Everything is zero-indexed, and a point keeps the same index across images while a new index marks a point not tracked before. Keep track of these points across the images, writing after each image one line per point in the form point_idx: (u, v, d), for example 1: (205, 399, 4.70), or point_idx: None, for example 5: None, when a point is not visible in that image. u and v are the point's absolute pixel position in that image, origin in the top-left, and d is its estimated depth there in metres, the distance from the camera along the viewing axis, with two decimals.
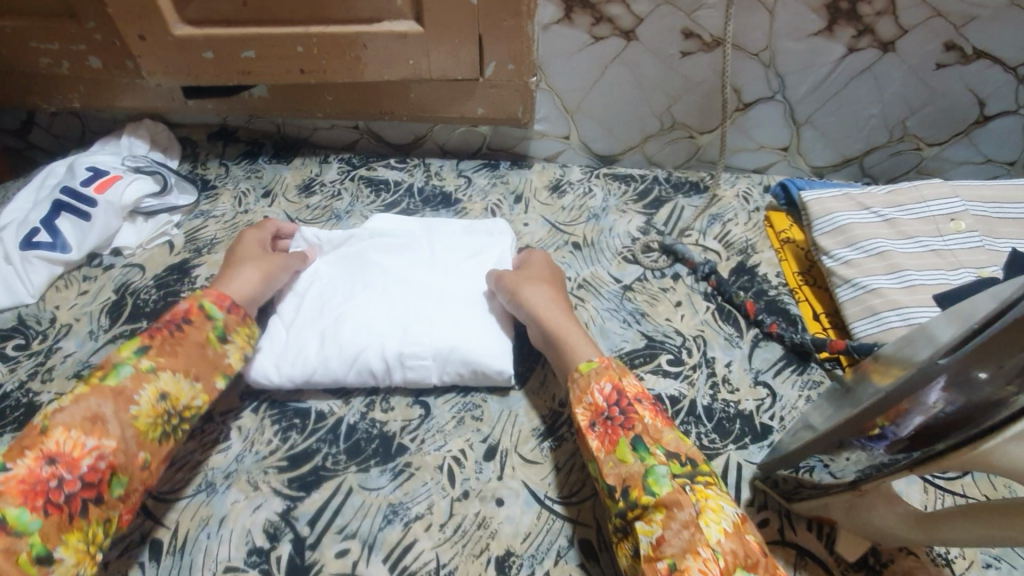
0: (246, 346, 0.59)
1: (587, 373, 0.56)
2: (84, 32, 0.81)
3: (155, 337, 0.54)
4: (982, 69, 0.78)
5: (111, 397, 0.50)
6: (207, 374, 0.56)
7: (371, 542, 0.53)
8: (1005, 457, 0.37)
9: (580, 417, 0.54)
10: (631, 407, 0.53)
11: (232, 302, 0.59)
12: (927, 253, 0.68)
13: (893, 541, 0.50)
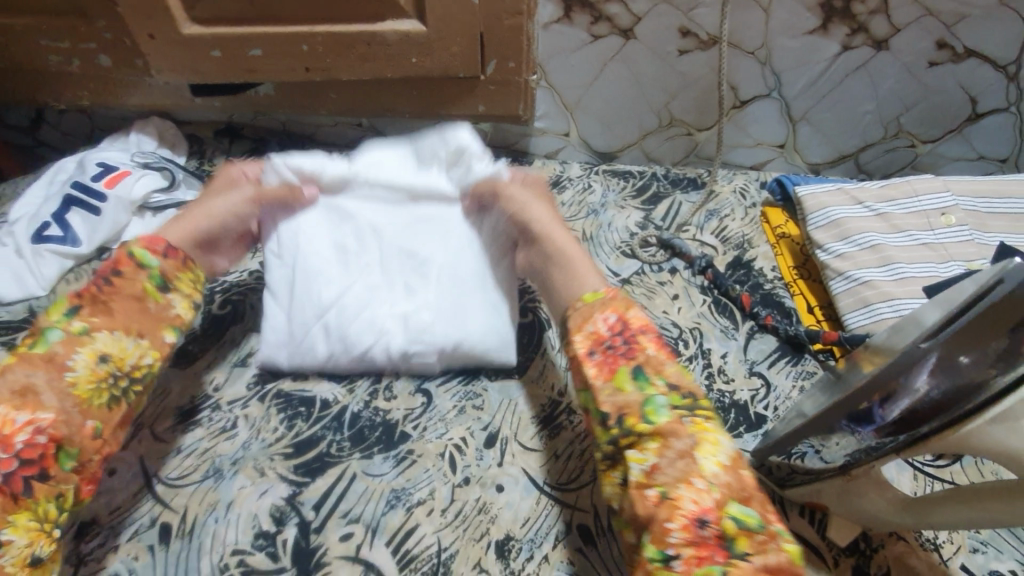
0: (193, 293, 0.57)
1: (591, 304, 0.55)
2: (94, 31, 0.83)
3: (84, 297, 0.52)
4: (975, 66, 0.79)
5: (42, 366, 0.48)
6: (153, 330, 0.54)
7: (374, 526, 0.55)
8: (984, 439, 0.39)
9: (579, 344, 0.53)
10: (635, 338, 0.52)
11: (168, 246, 0.56)
12: (919, 246, 0.69)
13: (882, 525, 0.51)
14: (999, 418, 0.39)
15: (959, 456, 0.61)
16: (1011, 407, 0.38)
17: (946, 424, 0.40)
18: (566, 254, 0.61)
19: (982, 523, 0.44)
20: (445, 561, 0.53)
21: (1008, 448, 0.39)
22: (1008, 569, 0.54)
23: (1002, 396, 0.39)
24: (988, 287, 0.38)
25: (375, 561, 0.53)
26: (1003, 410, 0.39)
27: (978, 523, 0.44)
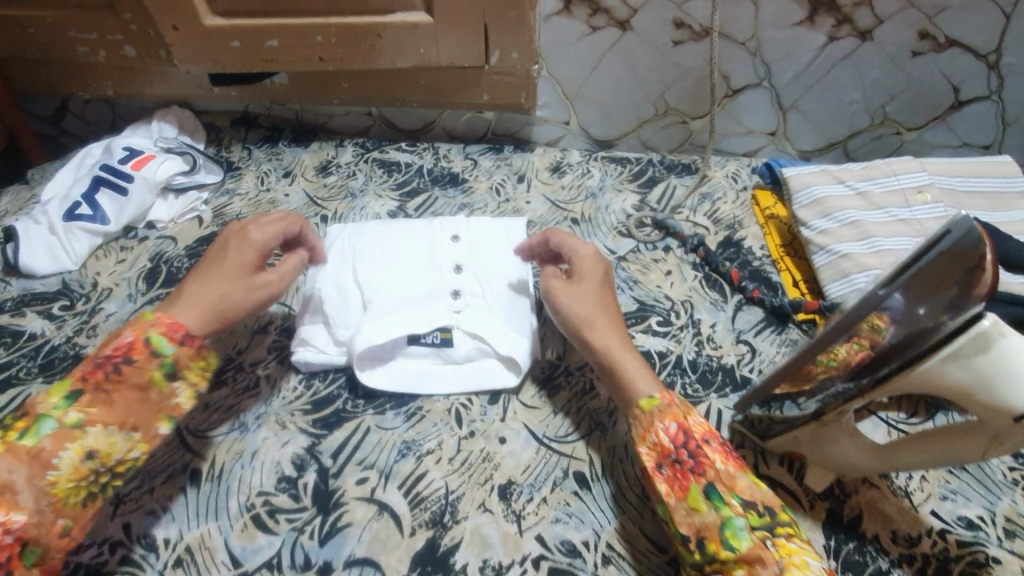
0: (200, 381, 0.54)
1: (649, 411, 0.54)
2: (123, 24, 0.88)
3: (88, 381, 0.49)
4: (955, 56, 0.84)
5: (26, 462, 0.46)
6: (147, 421, 0.51)
7: (387, 472, 0.60)
8: (939, 375, 0.43)
9: (646, 459, 0.53)
10: (701, 450, 0.51)
11: (187, 333, 0.53)
12: (895, 221, 0.74)
13: (854, 469, 0.55)
14: (950, 356, 0.42)
15: (932, 414, 0.65)
16: (961, 346, 0.42)
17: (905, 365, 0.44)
18: (620, 356, 0.59)
19: (943, 459, 0.49)
20: (452, 502, 0.58)
21: (954, 381, 0.43)
22: (976, 515, 0.58)
23: (952, 337, 0.42)
24: (939, 237, 0.44)
25: (388, 501, 0.58)
26: (954, 350, 0.42)
27: (939, 459, 0.49)
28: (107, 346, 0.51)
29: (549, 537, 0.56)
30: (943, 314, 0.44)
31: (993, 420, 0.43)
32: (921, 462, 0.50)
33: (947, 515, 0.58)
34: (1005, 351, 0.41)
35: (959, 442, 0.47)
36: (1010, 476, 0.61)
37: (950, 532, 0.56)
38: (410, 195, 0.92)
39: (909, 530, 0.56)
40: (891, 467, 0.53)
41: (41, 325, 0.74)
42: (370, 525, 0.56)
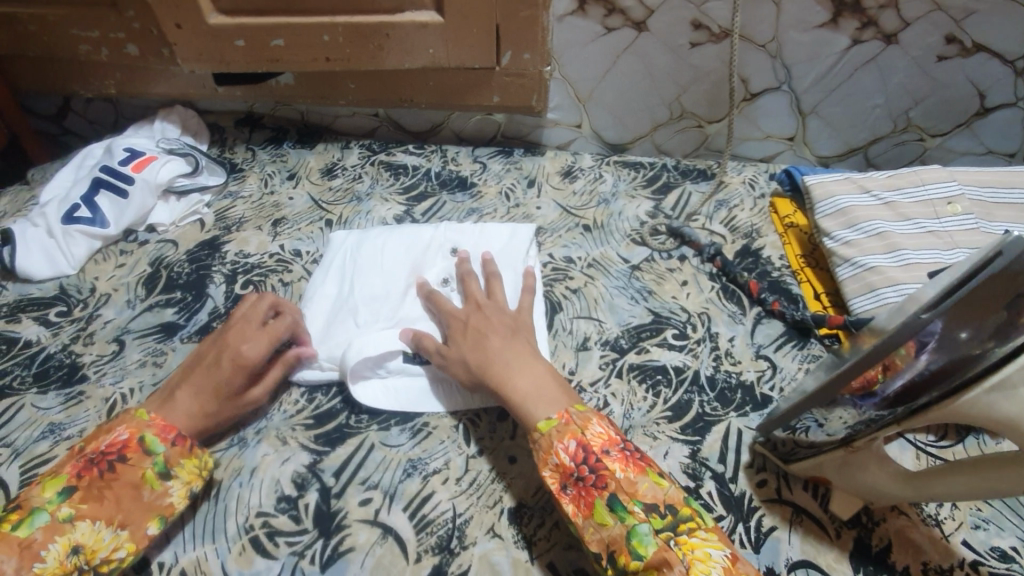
0: (194, 480, 0.54)
1: (547, 434, 0.51)
2: (125, 21, 0.86)
3: (82, 477, 0.50)
4: (983, 61, 0.80)
5: (16, 553, 0.45)
6: (137, 520, 0.51)
7: (392, 492, 0.57)
8: (981, 405, 0.40)
9: (550, 481, 0.50)
10: (600, 463, 0.48)
11: (178, 434, 0.54)
12: (924, 234, 0.71)
13: (885, 498, 0.52)
14: (998, 386, 0.39)
15: (963, 437, 0.62)
16: (1009, 375, 0.39)
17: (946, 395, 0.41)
18: (500, 373, 0.57)
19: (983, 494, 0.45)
20: (460, 526, 0.55)
21: (1000, 414, 0.40)
22: (1010, 546, 0.55)
23: (1000, 365, 0.39)
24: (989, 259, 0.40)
25: (393, 524, 0.55)
26: (1001, 379, 0.39)
27: (979, 493, 0.46)
28: (100, 441, 0.52)
29: (561, 565, 0.53)
30: (990, 341, 0.41)
31: None
32: (957, 494, 0.47)
33: (979, 546, 0.55)
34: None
35: (1001, 476, 0.44)
36: None
37: (982, 565, 0.53)
38: (417, 199, 0.90)
39: (940, 562, 0.53)
40: (924, 497, 0.50)
41: (37, 332, 0.72)
42: (373, 550, 0.53)
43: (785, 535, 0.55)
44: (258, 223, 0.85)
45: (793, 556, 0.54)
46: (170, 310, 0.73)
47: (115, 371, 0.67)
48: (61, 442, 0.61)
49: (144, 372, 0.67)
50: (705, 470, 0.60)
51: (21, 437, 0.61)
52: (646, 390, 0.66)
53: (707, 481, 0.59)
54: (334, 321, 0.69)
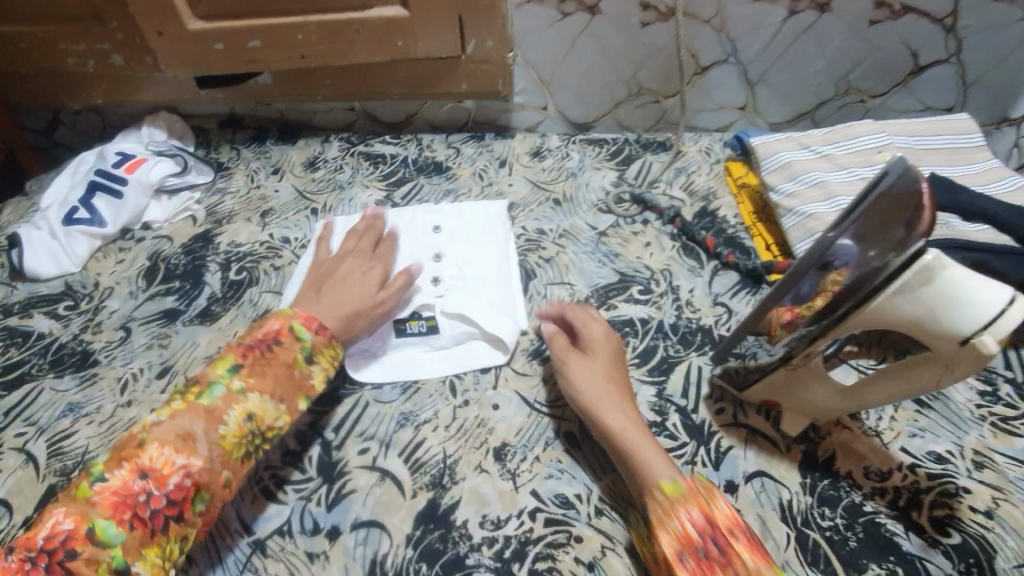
0: (331, 365, 0.61)
1: (671, 496, 0.51)
2: (110, 32, 0.91)
3: (245, 356, 0.57)
4: (912, 22, 0.87)
5: (203, 416, 0.52)
6: (290, 396, 0.57)
7: (387, 441, 0.63)
8: (889, 308, 0.46)
9: (666, 546, 0.49)
10: (726, 541, 0.47)
11: (320, 324, 0.62)
12: (857, 180, 0.78)
13: (826, 412, 0.59)
14: (899, 289, 0.45)
15: None
16: (907, 280, 0.45)
17: (860, 303, 0.48)
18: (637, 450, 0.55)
19: (908, 392, 0.52)
20: (451, 465, 0.61)
21: (905, 314, 0.46)
22: (944, 449, 0.61)
23: (900, 271, 0.45)
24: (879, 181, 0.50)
25: (389, 468, 0.61)
26: (901, 285, 0.45)
27: (904, 393, 0.52)
28: (257, 332, 0.59)
29: (543, 491, 0.59)
30: (891, 252, 0.46)
31: (942, 347, 0.47)
32: (888, 396, 0.53)
33: (917, 451, 0.61)
34: (951, 280, 0.44)
35: (920, 372, 0.50)
36: (977, 411, 0.65)
37: (919, 466, 0.60)
38: (396, 185, 0.95)
39: (881, 466, 0.60)
40: (858, 404, 0.56)
41: (48, 325, 0.77)
42: (373, 490, 0.59)
43: (741, 452, 0.62)
44: (247, 215, 0.90)
45: (749, 469, 0.60)
46: (170, 298, 0.79)
47: (124, 354, 0.72)
48: (79, 419, 0.66)
49: (151, 354, 0.72)
50: (670, 404, 0.66)
51: (43, 417, 0.67)
52: None
53: (672, 414, 0.65)
54: None
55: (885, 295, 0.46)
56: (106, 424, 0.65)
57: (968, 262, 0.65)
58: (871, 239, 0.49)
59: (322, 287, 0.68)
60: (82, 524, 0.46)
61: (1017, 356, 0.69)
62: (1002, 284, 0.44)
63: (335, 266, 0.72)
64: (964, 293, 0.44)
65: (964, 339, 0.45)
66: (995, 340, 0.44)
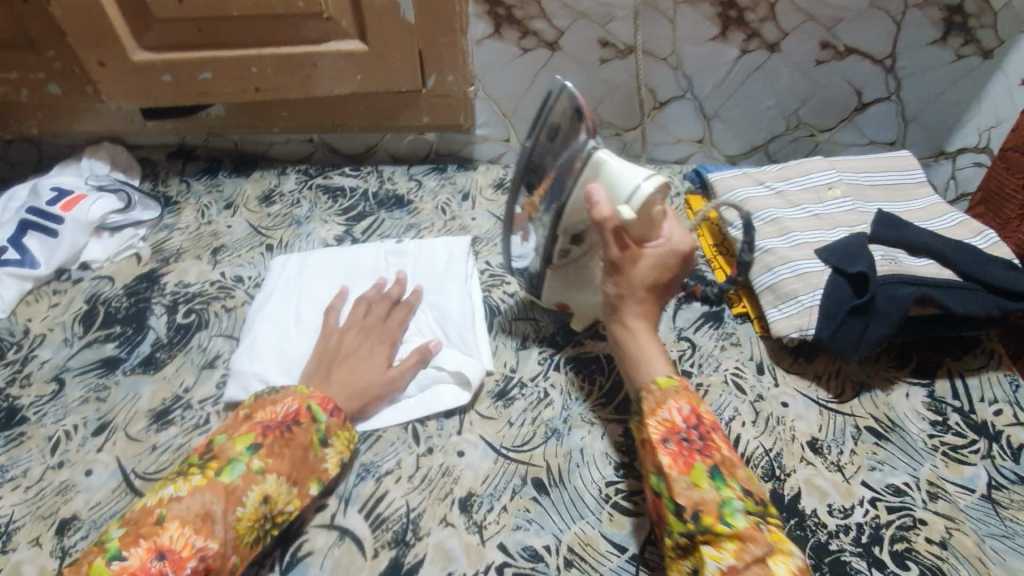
0: (345, 449, 0.60)
1: (666, 389, 0.58)
2: (45, 62, 0.86)
3: (266, 435, 0.55)
4: (855, 63, 0.91)
5: (222, 496, 0.51)
6: (302, 479, 0.56)
7: (347, 497, 0.60)
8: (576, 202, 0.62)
9: (653, 430, 0.56)
10: (710, 434, 0.55)
11: (335, 406, 0.60)
12: (810, 217, 0.80)
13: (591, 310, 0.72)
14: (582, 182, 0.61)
15: (859, 393, 0.71)
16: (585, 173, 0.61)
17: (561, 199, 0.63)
18: (637, 338, 0.63)
19: None
20: (414, 519, 0.58)
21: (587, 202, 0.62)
22: (902, 482, 0.63)
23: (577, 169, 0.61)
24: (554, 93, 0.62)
25: (349, 526, 0.58)
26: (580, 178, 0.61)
27: None
28: (274, 410, 0.57)
29: (510, 544, 0.57)
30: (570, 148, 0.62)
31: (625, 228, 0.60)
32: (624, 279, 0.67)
33: (876, 484, 0.63)
34: (609, 170, 0.60)
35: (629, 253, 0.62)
36: (930, 442, 0.67)
37: (879, 499, 0.62)
38: (356, 219, 0.93)
39: (843, 502, 0.61)
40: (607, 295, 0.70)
41: None
42: (332, 552, 0.56)
43: None
44: (196, 253, 0.86)
45: None
46: (109, 344, 0.74)
47: (56, 409, 0.67)
48: (4, 484, 0.61)
49: (87, 408, 0.67)
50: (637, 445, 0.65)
51: None
52: (582, 380, 0.71)
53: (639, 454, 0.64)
54: (286, 349, 0.71)
55: (577, 185, 0.62)
56: (35, 488, 0.61)
57: (917, 296, 0.68)
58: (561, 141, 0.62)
59: (333, 364, 0.66)
60: None
61: (964, 385, 0.72)
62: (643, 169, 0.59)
63: (344, 339, 0.70)
64: (616, 176, 0.59)
65: (614, 209, 0.59)
66: (632, 210, 0.58)
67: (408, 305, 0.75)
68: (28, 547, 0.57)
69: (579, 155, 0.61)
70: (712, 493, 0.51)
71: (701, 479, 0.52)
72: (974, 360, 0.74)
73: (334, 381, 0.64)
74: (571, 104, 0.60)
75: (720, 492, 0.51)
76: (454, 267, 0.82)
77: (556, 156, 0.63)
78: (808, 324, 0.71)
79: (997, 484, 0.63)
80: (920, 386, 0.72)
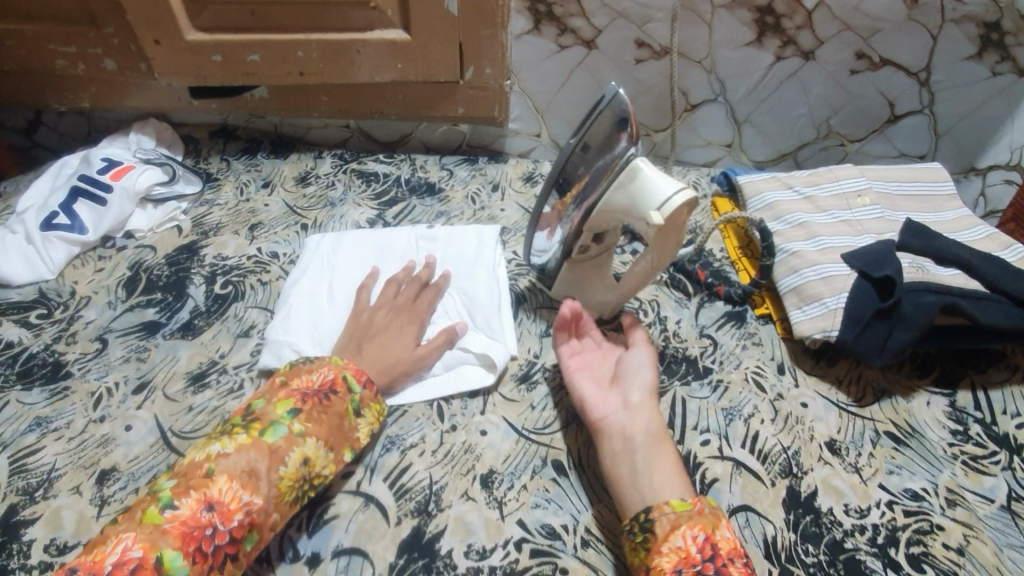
0: (375, 421, 0.62)
1: (681, 513, 0.52)
2: (103, 37, 0.90)
3: (305, 401, 0.57)
4: (889, 74, 0.91)
5: (267, 455, 0.53)
6: (338, 446, 0.58)
7: (372, 466, 0.62)
8: (610, 203, 0.64)
9: (665, 559, 0.51)
10: (727, 567, 0.49)
11: (367, 378, 0.62)
12: (838, 223, 0.81)
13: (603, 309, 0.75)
14: (617, 185, 0.62)
15: (879, 398, 0.71)
16: (620, 179, 0.62)
17: (594, 201, 0.65)
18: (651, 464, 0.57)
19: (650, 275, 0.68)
20: (436, 491, 0.60)
21: (620, 205, 0.63)
22: (920, 487, 0.64)
23: (614, 173, 0.62)
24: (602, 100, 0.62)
25: (373, 493, 0.60)
26: (617, 181, 0.62)
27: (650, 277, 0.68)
28: (312, 379, 0.60)
29: (529, 521, 0.58)
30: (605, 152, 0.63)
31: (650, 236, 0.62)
32: (642, 285, 0.69)
33: (894, 488, 0.63)
34: (644, 178, 0.61)
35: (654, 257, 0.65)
36: (950, 451, 0.67)
37: (896, 503, 0.62)
38: (388, 204, 0.95)
39: (860, 503, 0.62)
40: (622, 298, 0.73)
41: (18, 333, 0.75)
42: (357, 516, 0.58)
43: (726, 486, 0.63)
44: (235, 228, 0.89)
45: (734, 502, 0.62)
46: (151, 309, 0.77)
47: (99, 367, 0.70)
48: (48, 434, 0.64)
49: (128, 367, 0.70)
50: None
51: (8, 431, 0.65)
52: None
53: None
54: (319, 322, 0.74)
55: (611, 189, 0.63)
56: (77, 440, 0.64)
57: (944, 304, 0.68)
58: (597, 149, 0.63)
59: (364, 340, 0.69)
60: (150, 553, 0.47)
61: (986, 398, 0.72)
62: (678, 181, 0.60)
63: (375, 316, 0.72)
64: (649, 184, 0.60)
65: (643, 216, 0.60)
66: (662, 217, 0.59)
67: (437, 288, 0.77)
68: (68, 495, 0.59)
69: (618, 160, 0.62)
70: None
71: None
72: (996, 373, 0.74)
73: (366, 356, 0.66)
74: (618, 113, 0.61)
75: None
76: (482, 255, 0.83)
77: (590, 166, 0.64)
78: (831, 326, 0.71)
79: (1017, 495, 0.63)
80: (942, 395, 0.72)
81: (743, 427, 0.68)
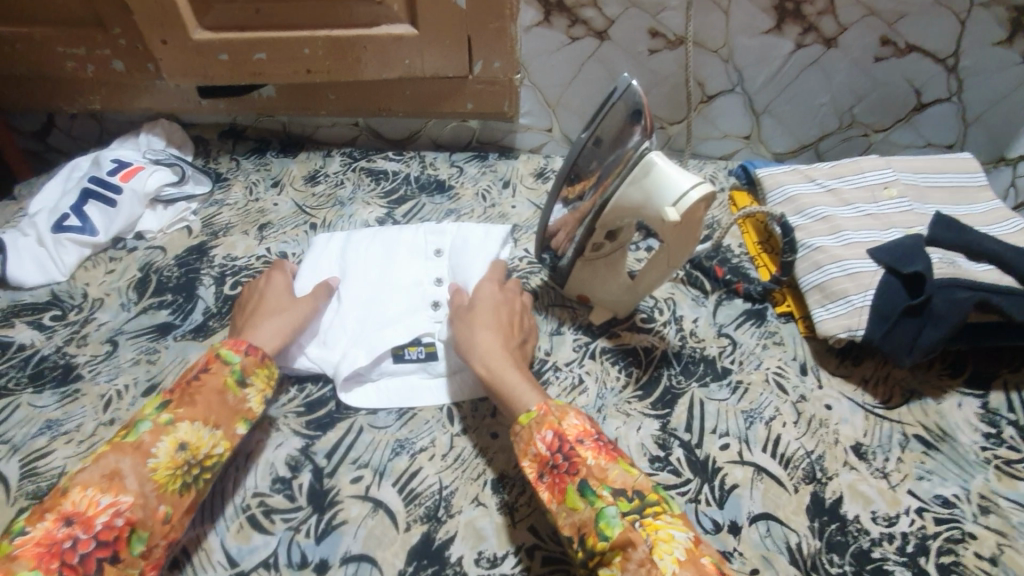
0: (267, 387, 0.61)
1: (527, 425, 0.54)
2: (112, 39, 0.90)
3: (173, 393, 0.56)
4: (917, 61, 0.87)
5: (130, 452, 0.52)
6: (226, 421, 0.57)
7: (382, 469, 0.61)
8: (624, 199, 0.61)
9: (528, 470, 0.53)
10: (573, 451, 0.51)
11: (250, 344, 0.61)
12: (863, 217, 0.78)
13: (617, 306, 0.73)
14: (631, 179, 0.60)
15: (907, 400, 0.68)
16: (635, 174, 0.59)
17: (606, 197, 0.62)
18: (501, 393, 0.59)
19: (666, 273, 0.65)
20: (446, 497, 0.59)
21: (633, 200, 0.60)
22: (952, 493, 0.60)
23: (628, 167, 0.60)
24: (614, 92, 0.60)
25: (383, 498, 0.59)
26: (631, 176, 0.60)
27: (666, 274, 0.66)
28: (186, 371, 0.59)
29: (541, 528, 0.57)
30: (616, 145, 0.61)
31: (665, 232, 0.60)
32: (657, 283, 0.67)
33: (923, 495, 0.60)
34: (659, 172, 0.58)
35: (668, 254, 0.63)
36: (983, 455, 0.64)
37: (926, 510, 0.59)
38: (397, 203, 0.94)
39: (888, 510, 0.59)
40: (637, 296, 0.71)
41: (32, 335, 0.75)
42: (366, 522, 0.57)
43: (746, 492, 0.60)
44: (244, 228, 0.88)
45: (755, 509, 0.59)
46: (162, 311, 0.77)
47: (110, 369, 0.70)
48: (58, 437, 0.64)
49: (138, 369, 0.70)
50: (673, 440, 0.64)
51: (19, 434, 0.65)
52: (618, 370, 0.70)
53: (676, 449, 0.63)
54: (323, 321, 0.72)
55: (625, 184, 0.60)
56: (87, 442, 0.64)
57: (976, 301, 0.65)
58: (610, 144, 0.61)
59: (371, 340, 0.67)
60: None
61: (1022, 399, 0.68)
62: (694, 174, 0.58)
63: None
64: (665, 178, 0.58)
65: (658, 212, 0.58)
66: (677, 213, 0.57)
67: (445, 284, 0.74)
68: None
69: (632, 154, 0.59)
70: (587, 511, 0.48)
71: (575, 501, 0.50)
72: None
73: None
74: (632, 104, 0.58)
75: (593, 506, 0.48)
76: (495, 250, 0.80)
77: (602, 160, 0.62)
78: (857, 324, 0.68)
79: None
80: (975, 396, 0.68)
81: (764, 430, 0.65)
